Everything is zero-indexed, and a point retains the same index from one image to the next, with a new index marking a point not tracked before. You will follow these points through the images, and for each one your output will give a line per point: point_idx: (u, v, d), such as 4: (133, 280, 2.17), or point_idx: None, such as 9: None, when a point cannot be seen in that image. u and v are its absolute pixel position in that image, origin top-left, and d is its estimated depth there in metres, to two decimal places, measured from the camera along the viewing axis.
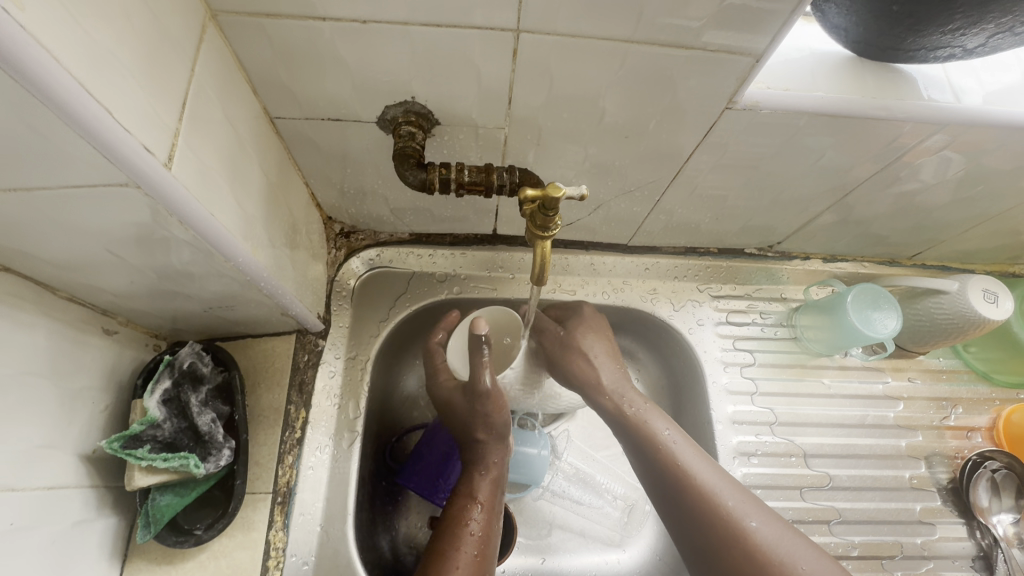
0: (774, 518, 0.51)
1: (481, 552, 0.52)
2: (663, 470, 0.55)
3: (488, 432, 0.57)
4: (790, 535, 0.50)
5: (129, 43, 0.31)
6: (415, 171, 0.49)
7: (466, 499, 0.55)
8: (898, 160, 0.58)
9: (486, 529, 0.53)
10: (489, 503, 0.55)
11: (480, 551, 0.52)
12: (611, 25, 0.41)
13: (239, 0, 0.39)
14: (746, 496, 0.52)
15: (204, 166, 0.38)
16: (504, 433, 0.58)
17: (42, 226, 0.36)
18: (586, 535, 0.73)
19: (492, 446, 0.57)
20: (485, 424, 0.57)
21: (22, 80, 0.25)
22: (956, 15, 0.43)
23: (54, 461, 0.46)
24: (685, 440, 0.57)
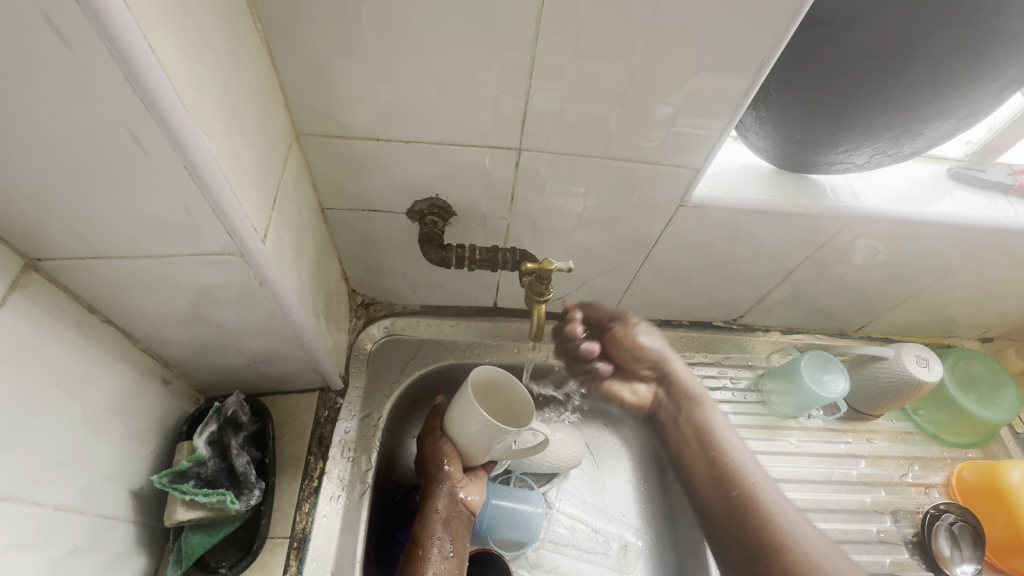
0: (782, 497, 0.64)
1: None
2: (744, 521, 0.62)
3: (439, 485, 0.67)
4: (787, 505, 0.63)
5: (253, 155, 0.43)
6: (436, 250, 0.62)
7: (422, 550, 0.64)
8: (826, 246, 0.72)
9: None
10: (444, 552, 0.65)
11: None
12: (587, 147, 0.56)
13: (318, 127, 0.53)
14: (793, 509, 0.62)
15: (280, 240, 0.50)
16: (454, 486, 0.68)
17: (153, 284, 0.46)
18: None
19: (445, 500, 0.67)
20: (438, 477, 0.68)
21: (200, 184, 0.36)
22: (843, 140, 0.58)
23: (111, 493, 0.52)
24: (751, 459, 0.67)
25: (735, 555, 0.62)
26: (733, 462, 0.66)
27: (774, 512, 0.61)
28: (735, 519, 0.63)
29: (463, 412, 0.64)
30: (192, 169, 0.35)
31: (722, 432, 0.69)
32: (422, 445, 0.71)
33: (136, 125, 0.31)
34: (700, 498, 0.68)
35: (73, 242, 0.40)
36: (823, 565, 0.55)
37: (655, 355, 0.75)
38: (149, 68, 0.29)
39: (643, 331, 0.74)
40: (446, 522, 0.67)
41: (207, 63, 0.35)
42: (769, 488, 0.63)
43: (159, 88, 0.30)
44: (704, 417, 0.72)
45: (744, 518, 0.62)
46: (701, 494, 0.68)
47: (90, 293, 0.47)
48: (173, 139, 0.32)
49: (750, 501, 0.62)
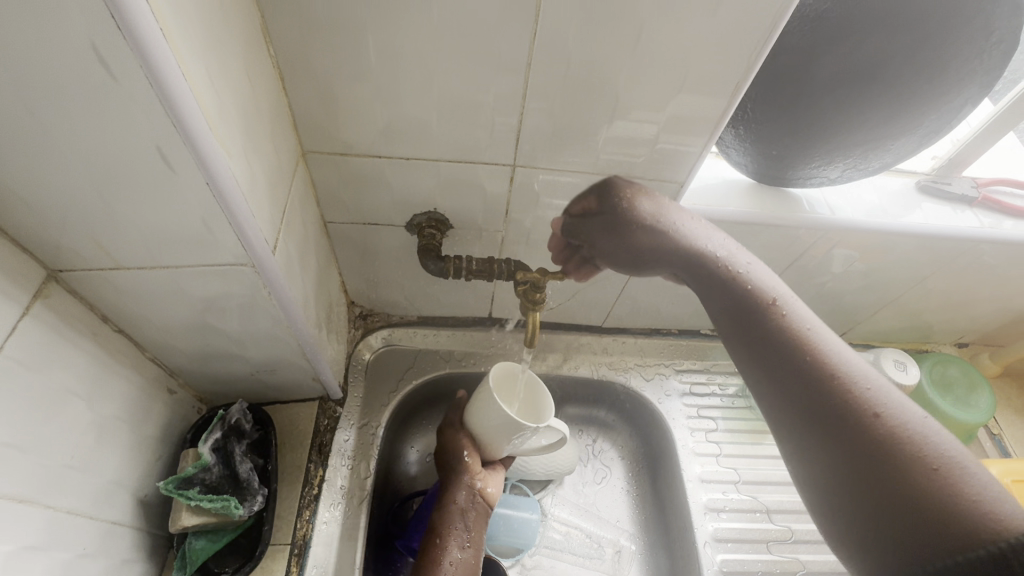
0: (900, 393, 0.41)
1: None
2: (879, 437, 0.38)
3: (458, 476, 0.70)
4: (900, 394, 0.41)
5: (266, 173, 0.45)
6: (435, 262, 0.65)
7: (439, 540, 0.66)
8: (805, 256, 0.76)
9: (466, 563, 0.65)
10: (463, 541, 0.67)
11: None
12: (578, 164, 0.60)
13: (323, 145, 0.56)
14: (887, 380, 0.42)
15: (288, 252, 0.52)
16: (473, 479, 0.70)
17: (166, 293, 0.49)
18: None
19: (464, 490, 0.69)
20: (456, 468, 0.70)
21: (219, 199, 0.38)
22: (816, 156, 0.62)
23: (119, 499, 0.53)
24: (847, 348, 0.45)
25: (885, 534, 0.36)
26: (819, 353, 0.44)
27: (909, 423, 0.38)
28: (858, 433, 0.39)
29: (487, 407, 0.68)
30: (213, 186, 0.37)
31: (785, 307, 0.47)
32: (441, 439, 0.74)
33: (164, 143, 0.34)
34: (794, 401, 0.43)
35: (95, 253, 0.42)
36: (972, 489, 0.34)
37: (699, 227, 0.54)
38: (181, 91, 0.32)
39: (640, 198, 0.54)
40: (464, 513, 0.68)
41: (229, 88, 0.38)
42: (895, 394, 0.40)
43: (188, 110, 0.33)
44: (766, 292, 0.49)
45: (904, 473, 0.36)
46: (831, 491, 0.40)
47: (105, 303, 0.49)
48: (197, 156, 0.35)
49: (895, 432, 0.38)
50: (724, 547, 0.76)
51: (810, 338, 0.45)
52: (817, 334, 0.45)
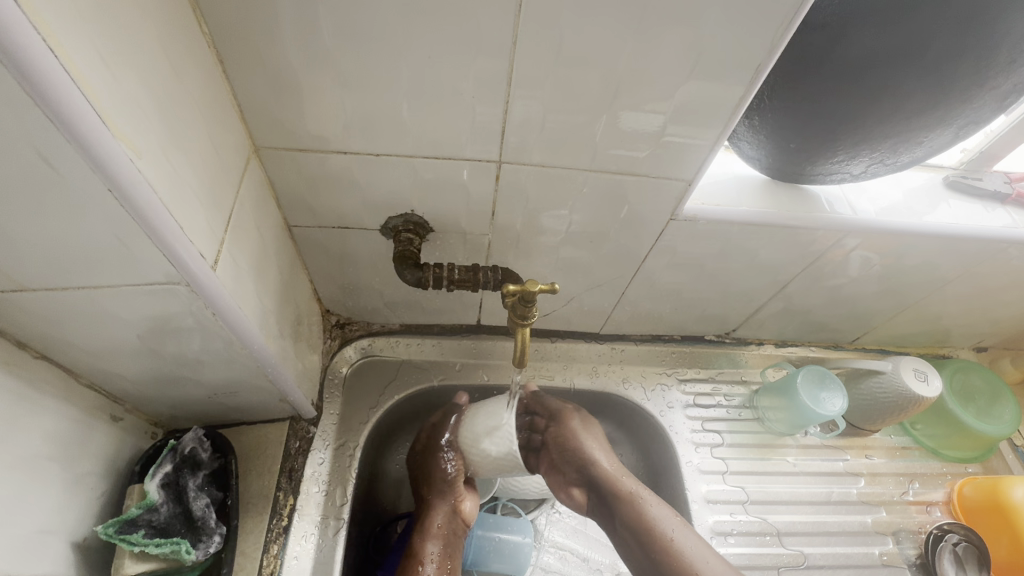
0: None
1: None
2: None
3: (441, 499, 0.66)
4: None
5: (200, 173, 0.38)
6: (412, 270, 0.58)
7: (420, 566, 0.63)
8: (821, 259, 0.69)
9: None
10: (442, 566, 0.63)
11: None
12: (571, 160, 0.53)
13: (279, 140, 0.49)
14: (700, 540, 0.62)
15: (237, 265, 0.45)
16: (456, 501, 0.66)
17: (91, 317, 0.42)
18: None
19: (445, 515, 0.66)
20: (439, 491, 0.66)
21: (128, 207, 0.31)
22: (839, 149, 0.56)
23: (49, 548, 0.46)
24: (668, 511, 0.63)
25: None
26: (673, 546, 0.60)
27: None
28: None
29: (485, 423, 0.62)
30: (117, 191, 0.30)
31: (644, 498, 0.64)
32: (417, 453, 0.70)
33: (46, 145, 0.27)
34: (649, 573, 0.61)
35: None
36: None
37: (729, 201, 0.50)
38: (54, 77, 0.25)
39: (581, 437, 0.68)
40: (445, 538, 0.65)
41: (138, 69, 0.31)
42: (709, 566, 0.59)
43: (71, 103, 0.26)
44: (625, 484, 0.65)
45: None
46: None
47: (18, 328, 0.42)
48: (93, 160, 0.28)
49: None
50: None
51: (670, 536, 0.61)
52: (666, 518, 0.62)
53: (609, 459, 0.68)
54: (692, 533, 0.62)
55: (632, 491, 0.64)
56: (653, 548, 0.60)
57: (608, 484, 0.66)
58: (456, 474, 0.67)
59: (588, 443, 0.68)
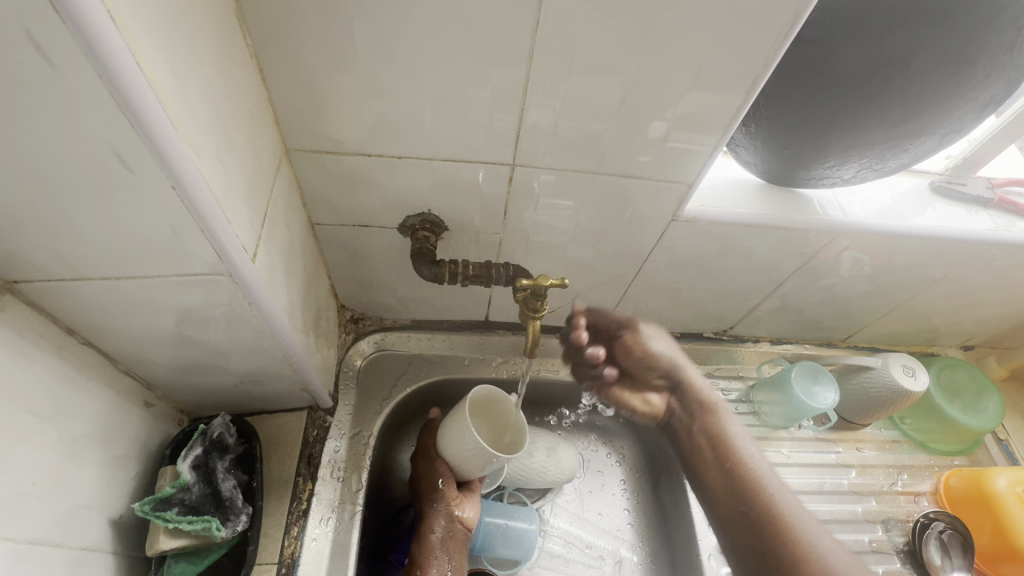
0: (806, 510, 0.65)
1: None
2: (763, 519, 0.64)
3: (434, 507, 0.67)
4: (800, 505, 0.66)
5: (244, 174, 0.42)
6: (429, 267, 0.61)
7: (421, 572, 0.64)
8: (814, 259, 0.73)
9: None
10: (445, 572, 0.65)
11: None
12: (580, 164, 0.56)
13: (308, 143, 0.52)
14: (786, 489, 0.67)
15: (271, 259, 0.48)
16: (451, 507, 0.68)
17: (136, 304, 0.45)
18: None
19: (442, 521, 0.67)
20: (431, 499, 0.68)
21: (187, 203, 0.35)
22: (831, 155, 0.59)
23: (90, 523, 0.50)
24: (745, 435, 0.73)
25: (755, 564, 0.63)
26: (750, 458, 0.70)
27: (816, 551, 0.59)
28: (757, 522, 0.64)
29: (458, 432, 0.65)
30: (180, 189, 0.33)
31: (725, 416, 0.74)
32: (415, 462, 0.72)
33: (120, 143, 0.30)
34: (732, 503, 0.68)
35: (52, 263, 0.38)
36: (821, 556, 0.58)
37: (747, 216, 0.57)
38: (138, 88, 0.28)
39: (653, 339, 0.76)
40: (445, 543, 0.66)
41: (198, 80, 0.34)
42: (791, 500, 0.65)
43: (149, 109, 0.29)
44: (706, 398, 0.75)
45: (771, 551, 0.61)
46: (754, 553, 0.63)
47: (69, 315, 0.45)
48: (160, 156, 0.31)
49: (779, 522, 0.63)
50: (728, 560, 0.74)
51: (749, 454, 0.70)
52: (761, 467, 0.68)
53: (656, 371, 0.77)
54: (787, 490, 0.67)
55: (705, 396, 0.75)
56: (725, 472, 0.70)
57: (694, 392, 0.76)
58: (444, 481, 0.68)
59: (654, 340, 0.77)
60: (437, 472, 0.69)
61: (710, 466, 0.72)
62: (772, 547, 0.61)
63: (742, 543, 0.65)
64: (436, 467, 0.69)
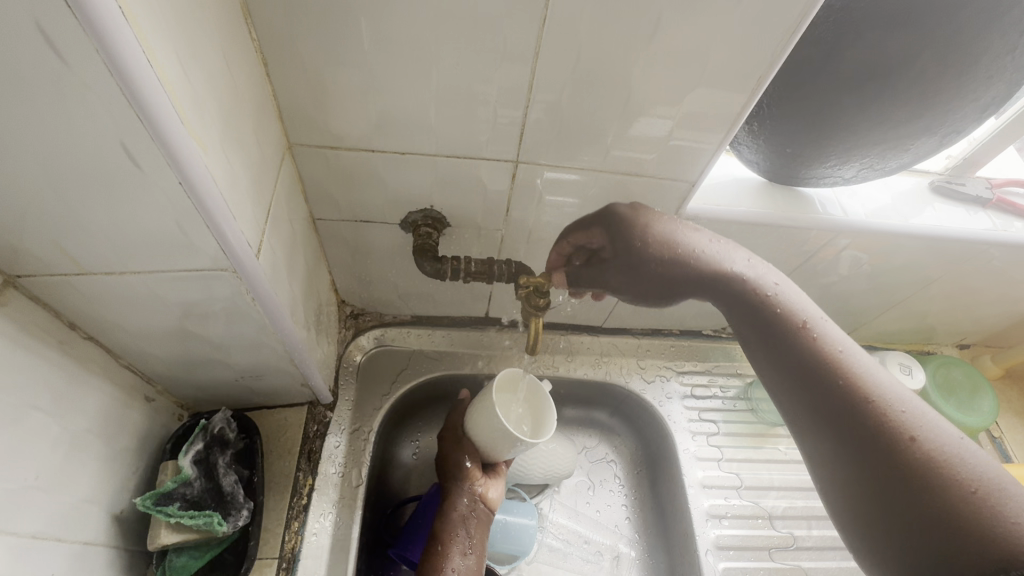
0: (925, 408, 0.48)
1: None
2: (954, 504, 0.42)
3: (459, 484, 0.67)
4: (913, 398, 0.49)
5: (249, 170, 0.41)
6: (432, 263, 0.61)
7: (441, 547, 0.64)
8: (813, 258, 0.73)
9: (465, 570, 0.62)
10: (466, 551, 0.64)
11: None
12: (583, 161, 0.56)
13: (312, 137, 0.52)
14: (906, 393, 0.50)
15: (274, 254, 0.48)
16: (475, 487, 0.68)
17: (139, 299, 0.45)
18: None
19: (465, 499, 0.67)
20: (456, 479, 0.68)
21: (194, 198, 0.34)
22: (833, 154, 0.60)
23: (92, 518, 0.50)
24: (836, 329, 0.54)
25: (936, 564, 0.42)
26: (780, 301, 0.56)
27: (941, 445, 0.45)
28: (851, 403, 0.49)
29: (487, 414, 0.65)
30: (187, 184, 0.33)
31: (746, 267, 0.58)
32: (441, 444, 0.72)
33: (128, 138, 0.30)
34: (843, 442, 0.49)
35: (56, 257, 0.38)
36: (1003, 498, 0.41)
37: (721, 247, 0.58)
38: (147, 82, 0.28)
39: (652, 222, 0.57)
40: (466, 522, 0.66)
41: (205, 75, 0.34)
42: (930, 424, 0.47)
43: (158, 103, 0.29)
44: (795, 312, 0.55)
45: (928, 498, 0.43)
46: (873, 498, 0.47)
47: (71, 309, 0.45)
48: (167, 150, 0.31)
49: (931, 456, 0.45)
50: (726, 555, 0.75)
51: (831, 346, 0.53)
52: (842, 366, 0.51)
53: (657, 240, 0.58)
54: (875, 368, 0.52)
55: (788, 306, 0.55)
56: (800, 343, 0.53)
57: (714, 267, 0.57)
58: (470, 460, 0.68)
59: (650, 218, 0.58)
60: (464, 451, 0.69)
61: (801, 381, 0.53)
62: (921, 490, 0.44)
63: (832, 438, 0.50)
64: (464, 446, 0.69)
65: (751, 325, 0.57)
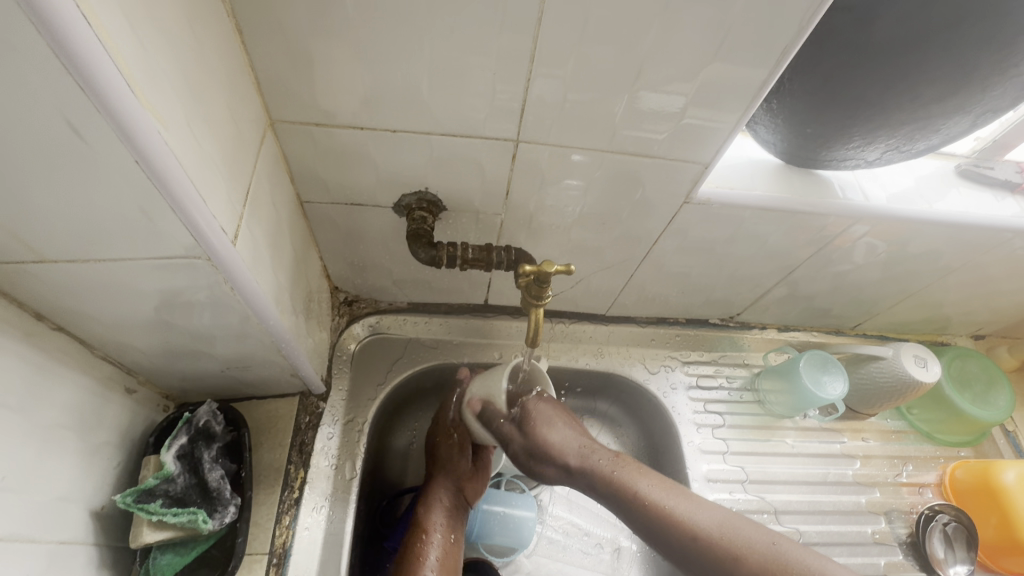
0: (783, 537, 0.56)
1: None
2: None
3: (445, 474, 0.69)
4: (787, 543, 0.55)
5: (222, 148, 0.38)
6: (426, 249, 0.58)
7: (423, 534, 0.65)
8: (829, 246, 0.70)
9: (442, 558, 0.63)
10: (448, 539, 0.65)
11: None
12: (589, 141, 0.52)
13: (295, 113, 0.48)
14: (733, 514, 0.58)
15: (255, 240, 0.45)
16: (461, 476, 0.69)
17: (109, 288, 0.41)
18: None
19: (448, 488, 0.68)
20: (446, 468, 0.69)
21: (154, 179, 0.31)
22: (857, 136, 0.56)
23: (69, 516, 0.47)
24: (707, 506, 0.59)
25: None
26: (678, 515, 0.58)
27: (789, 558, 0.53)
28: (694, 550, 0.56)
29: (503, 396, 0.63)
30: (144, 164, 0.30)
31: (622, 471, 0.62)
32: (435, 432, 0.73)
33: (70, 109, 0.27)
34: None
35: (10, 243, 0.35)
36: None
37: (572, 440, 0.66)
38: (85, 43, 0.25)
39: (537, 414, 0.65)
40: (449, 509, 0.67)
41: (164, 39, 0.30)
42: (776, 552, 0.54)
43: (100, 69, 0.26)
44: (722, 532, 0.56)
45: None
46: None
47: (36, 298, 0.41)
48: (116, 124, 0.28)
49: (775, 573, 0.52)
50: None
51: (728, 530, 0.56)
52: (667, 494, 0.60)
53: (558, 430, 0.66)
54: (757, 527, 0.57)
55: (708, 529, 0.56)
56: (686, 532, 0.57)
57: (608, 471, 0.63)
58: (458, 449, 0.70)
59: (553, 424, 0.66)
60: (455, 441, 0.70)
61: (685, 555, 0.57)
62: None
63: None
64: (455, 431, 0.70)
65: (665, 547, 0.58)
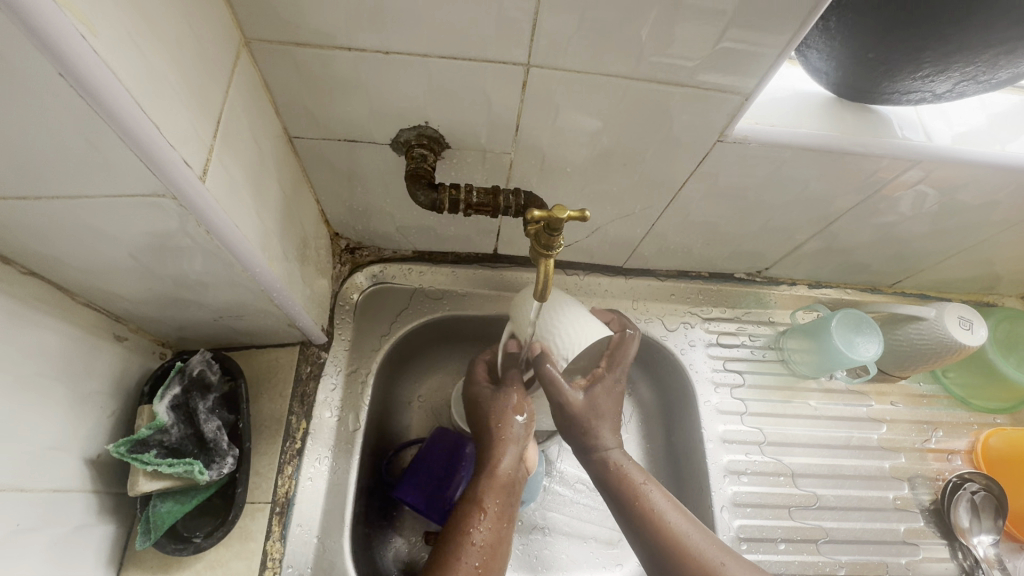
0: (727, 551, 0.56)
1: (486, 561, 0.54)
2: None
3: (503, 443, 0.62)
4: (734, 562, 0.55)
5: (179, 65, 0.33)
6: (426, 191, 0.52)
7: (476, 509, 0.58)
8: (877, 193, 0.62)
9: (494, 545, 0.56)
10: (499, 513, 0.58)
11: (485, 563, 0.54)
12: (610, 66, 0.45)
13: (272, 31, 0.42)
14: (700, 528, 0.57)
15: (231, 178, 0.40)
16: (520, 446, 0.63)
17: (73, 231, 0.38)
18: (585, 538, 0.74)
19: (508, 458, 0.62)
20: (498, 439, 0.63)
21: (86, 95, 0.26)
22: (925, 64, 0.47)
23: (61, 464, 0.46)
24: (668, 499, 0.59)
25: None
26: (649, 506, 0.58)
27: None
28: (661, 546, 0.56)
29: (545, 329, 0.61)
30: (70, 74, 0.25)
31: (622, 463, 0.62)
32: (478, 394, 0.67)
33: None
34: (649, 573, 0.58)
35: None
36: None
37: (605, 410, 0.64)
38: None
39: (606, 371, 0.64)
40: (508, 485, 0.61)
41: None
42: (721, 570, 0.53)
43: None
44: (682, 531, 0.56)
45: None
46: None
47: None
48: (20, 19, 0.23)
49: None
50: (742, 512, 0.70)
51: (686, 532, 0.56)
52: (650, 486, 0.60)
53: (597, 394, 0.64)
54: (711, 539, 0.57)
55: (667, 525, 0.57)
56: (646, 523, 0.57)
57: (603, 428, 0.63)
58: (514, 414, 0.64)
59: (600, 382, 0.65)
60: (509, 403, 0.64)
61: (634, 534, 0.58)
62: None
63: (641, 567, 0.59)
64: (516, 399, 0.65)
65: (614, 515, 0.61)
